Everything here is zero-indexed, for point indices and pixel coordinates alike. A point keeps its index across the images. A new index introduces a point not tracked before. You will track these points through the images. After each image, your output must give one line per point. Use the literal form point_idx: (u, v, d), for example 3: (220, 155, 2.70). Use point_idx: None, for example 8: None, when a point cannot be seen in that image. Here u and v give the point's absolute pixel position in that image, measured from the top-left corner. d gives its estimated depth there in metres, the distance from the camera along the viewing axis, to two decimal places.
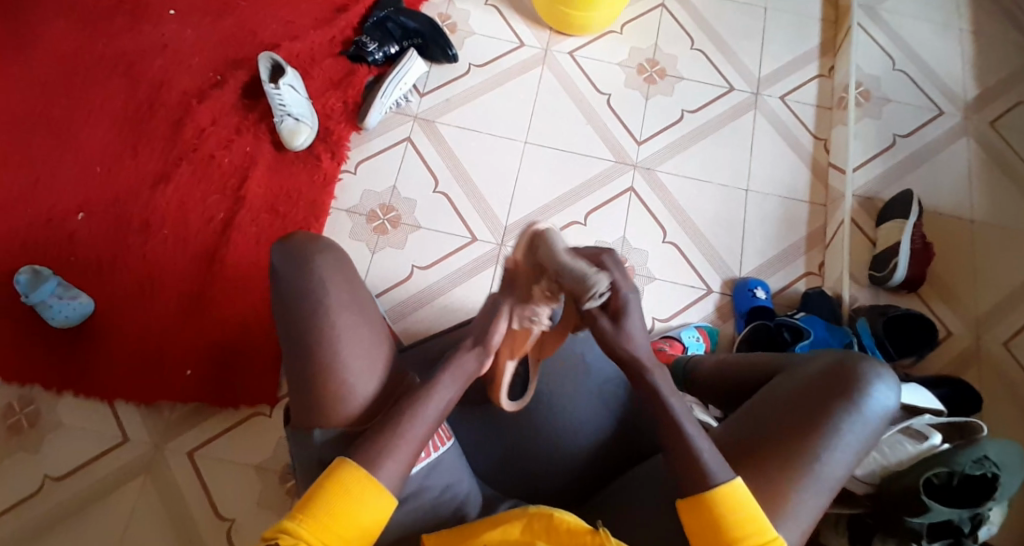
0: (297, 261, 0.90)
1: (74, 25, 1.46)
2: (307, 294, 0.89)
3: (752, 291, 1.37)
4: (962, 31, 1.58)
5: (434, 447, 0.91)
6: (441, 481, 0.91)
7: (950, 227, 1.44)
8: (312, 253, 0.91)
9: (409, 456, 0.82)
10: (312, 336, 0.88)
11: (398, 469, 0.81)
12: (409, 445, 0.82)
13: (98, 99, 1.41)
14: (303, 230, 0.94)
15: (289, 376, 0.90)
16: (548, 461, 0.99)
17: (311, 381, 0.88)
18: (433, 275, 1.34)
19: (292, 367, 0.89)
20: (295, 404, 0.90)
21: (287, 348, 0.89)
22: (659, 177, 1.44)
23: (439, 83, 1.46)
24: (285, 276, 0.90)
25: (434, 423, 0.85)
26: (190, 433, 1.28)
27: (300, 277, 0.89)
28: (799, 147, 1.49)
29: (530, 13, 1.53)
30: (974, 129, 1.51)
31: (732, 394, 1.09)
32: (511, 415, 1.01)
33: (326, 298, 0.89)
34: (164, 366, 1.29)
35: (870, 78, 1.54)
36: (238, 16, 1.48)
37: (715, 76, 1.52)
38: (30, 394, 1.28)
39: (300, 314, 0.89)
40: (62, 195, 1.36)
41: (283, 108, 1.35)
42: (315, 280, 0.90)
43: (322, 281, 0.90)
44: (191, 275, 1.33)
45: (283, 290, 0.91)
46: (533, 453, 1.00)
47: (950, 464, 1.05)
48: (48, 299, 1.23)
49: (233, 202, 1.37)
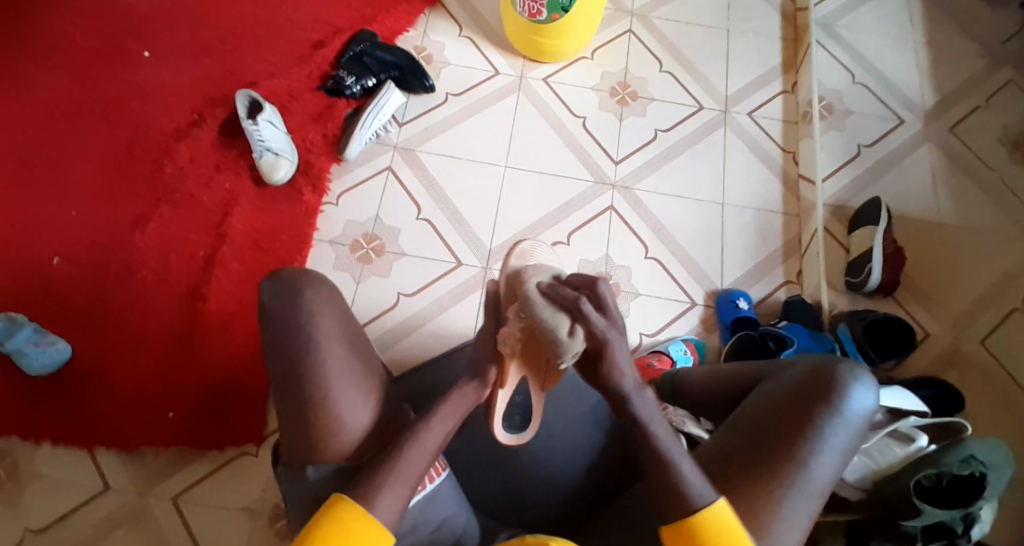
0: (288, 296, 0.90)
1: (46, 69, 1.45)
2: (298, 328, 0.89)
3: (734, 303, 1.39)
4: (916, 44, 1.66)
5: (432, 476, 0.89)
6: (441, 513, 0.89)
7: (920, 231, 1.49)
8: (301, 286, 0.91)
9: (410, 485, 0.81)
10: (308, 363, 0.88)
11: (399, 502, 0.80)
12: (408, 474, 0.81)
13: (73, 142, 1.40)
14: (291, 265, 0.94)
15: (286, 405, 0.88)
16: (551, 479, 0.99)
17: (308, 409, 0.87)
18: (419, 301, 1.34)
19: (289, 395, 0.88)
20: (293, 434, 0.88)
21: (285, 377, 0.88)
22: (637, 196, 1.47)
23: (416, 112, 1.48)
24: (276, 313, 0.90)
25: (433, 455, 0.84)
26: (175, 478, 1.24)
27: (292, 310, 0.89)
28: (770, 160, 1.54)
29: (503, 42, 1.56)
30: (935, 136, 1.57)
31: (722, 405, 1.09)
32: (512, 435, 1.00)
33: (317, 330, 0.89)
34: (145, 409, 1.26)
35: (832, 92, 1.60)
36: (214, 55, 1.49)
37: (685, 96, 1.56)
38: (6, 446, 1.24)
39: (294, 345, 0.88)
40: (37, 239, 1.33)
41: (263, 143, 1.35)
42: (305, 314, 0.89)
43: (312, 313, 0.90)
44: (173, 316, 1.31)
45: (275, 326, 0.90)
46: (536, 471, 0.99)
47: (938, 465, 1.06)
48: (24, 346, 1.20)
49: (214, 240, 1.36)
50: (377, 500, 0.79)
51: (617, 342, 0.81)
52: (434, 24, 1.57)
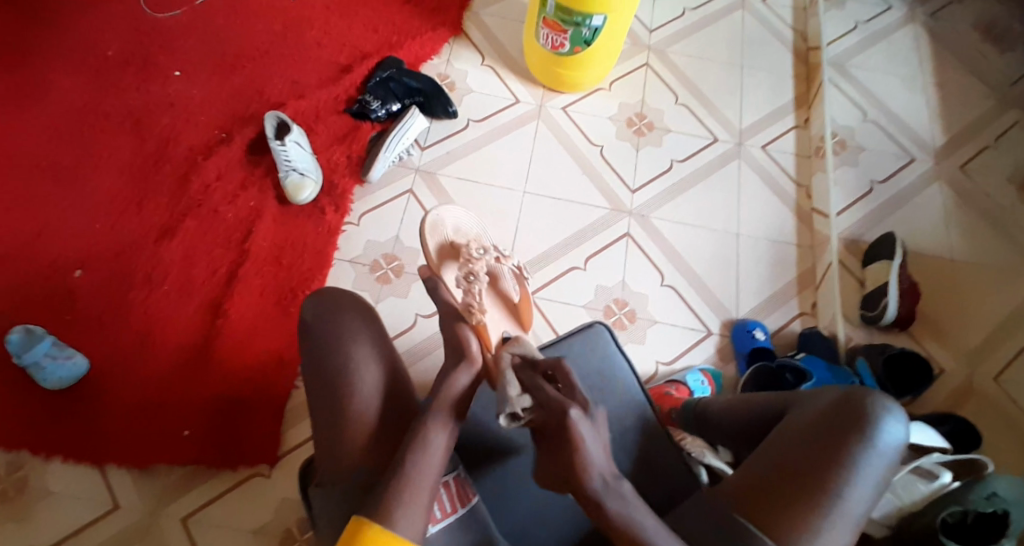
0: (328, 316, 0.97)
1: (78, 85, 1.48)
2: (337, 347, 0.95)
3: (751, 332, 1.39)
4: (926, 84, 1.70)
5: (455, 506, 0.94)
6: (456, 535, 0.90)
7: (934, 266, 1.50)
8: (343, 307, 0.98)
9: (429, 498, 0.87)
10: (342, 384, 0.93)
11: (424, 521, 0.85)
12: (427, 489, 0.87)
13: (101, 157, 1.42)
14: (335, 287, 1.01)
15: (325, 422, 0.93)
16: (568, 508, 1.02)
17: (347, 422, 0.92)
18: (437, 323, 1.35)
19: (326, 407, 0.94)
20: (329, 451, 0.93)
21: (325, 394, 0.94)
22: (654, 223, 1.49)
23: (439, 137, 1.51)
24: (317, 329, 0.96)
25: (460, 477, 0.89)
26: (185, 498, 1.23)
27: (332, 328, 0.95)
28: (783, 193, 1.56)
29: (525, 71, 1.60)
30: (945, 174, 1.59)
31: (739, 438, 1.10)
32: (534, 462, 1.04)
33: (354, 352, 0.95)
34: (161, 424, 1.25)
35: (845, 128, 1.63)
36: (243, 76, 1.52)
37: (701, 129, 1.60)
38: (18, 459, 1.23)
39: (333, 364, 0.94)
40: (61, 251, 1.34)
41: (289, 163, 1.37)
42: (347, 334, 0.95)
43: (350, 335, 0.96)
44: (194, 330, 1.32)
45: (315, 344, 0.96)
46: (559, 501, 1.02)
47: (963, 503, 1.07)
48: (41, 359, 1.20)
49: (237, 255, 1.37)
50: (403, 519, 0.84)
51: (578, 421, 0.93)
52: (457, 52, 1.61)
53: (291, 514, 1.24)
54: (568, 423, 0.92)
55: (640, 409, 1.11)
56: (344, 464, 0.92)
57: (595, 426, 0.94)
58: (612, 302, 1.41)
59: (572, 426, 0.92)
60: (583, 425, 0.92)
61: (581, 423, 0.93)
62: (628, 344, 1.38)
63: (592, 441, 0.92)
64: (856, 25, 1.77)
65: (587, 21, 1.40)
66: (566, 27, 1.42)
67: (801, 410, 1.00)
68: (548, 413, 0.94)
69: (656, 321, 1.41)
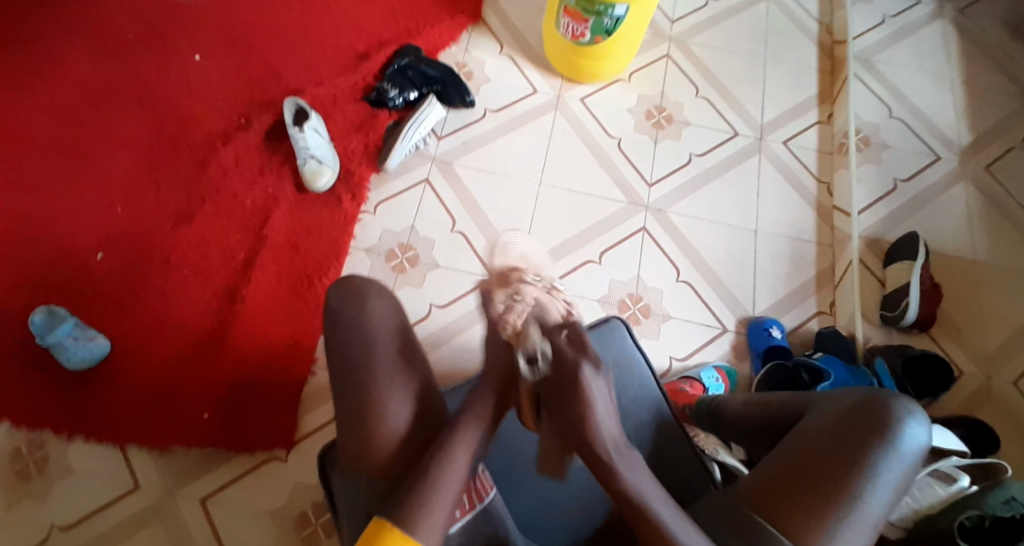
0: (350, 306, 0.97)
1: (100, 69, 1.49)
2: (359, 338, 0.95)
3: (767, 330, 1.38)
4: (954, 81, 1.66)
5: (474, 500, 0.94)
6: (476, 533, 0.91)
7: (956, 267, 1.48)
8: (366, 297, 0.98)
9: (448, 495, 0.87)
10: (362, 375, 0.94)
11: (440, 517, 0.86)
12: (445, 486, 0.88)
13: (122, 141, 1.43)
14: (357, 276, 1.01)
15: (342, 412, 0.94)
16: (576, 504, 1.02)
17: (364, 414, 0.93)
18: (451, 314, 1.36)
19: (343, 397, 0.94)
20: (345, 441, 0.94)
21: (342, 384, 0.94)
22: (671, 218, 1.47)
23: (456, 126, 1.50)
24: (336, 319, 0.96)
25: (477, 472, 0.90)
26: (204, 479, 1.25)
27: (354, 320, 0.96)
28: (804, 190, 1.54)
29: (544, 62, 1.59)
30: (971, 174, 1.56)
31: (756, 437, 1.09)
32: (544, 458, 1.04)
33: (376, 344, 0.95)
34: (180, 408, 1.27)
35: (869, 125, 1.60)
36: (262, 62, 1.52)
37: (721, 122, 1.58)
38: (39, 438, 1.25)
39: (355, 355, 0.95)
40: (83, 234, 1.36)
41: (307, 150, 1.38)
42: (369, 326, 0.96)
43: (372, 327, 0.96)
44: (212, 315, 1.33)
45: (334, 333, 0.96)
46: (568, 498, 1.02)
47: (981, 506, 1.05)
48: (63, 340, 1.22)
49: (254, 242, 1.38)
50: (418, 517, 0.85)
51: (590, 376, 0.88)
52: (476, 41, 1.60)
53: (309, 497, 1.25)
54: (580, 377, 0.87)
55: (655, 406, 1.11)
56: (362, 455, 0.93)
57: (603, 379, 0.89)
58: (627, 296, 1.40)
59: (583, 386, 0.87)
60: (594, 376, 0.88)
61: (592, 381, 0.88)
62: (642, 339, 1.38)
63: (603, 397, 0.88)
64: (883, 19, 1.73)
65: (609, 10, 1.38)
66: (587, 16, 1.41)
67: (821, 411, 0.99)
68: (560, 359, 0.89)
69: (671, 316, 1.40)
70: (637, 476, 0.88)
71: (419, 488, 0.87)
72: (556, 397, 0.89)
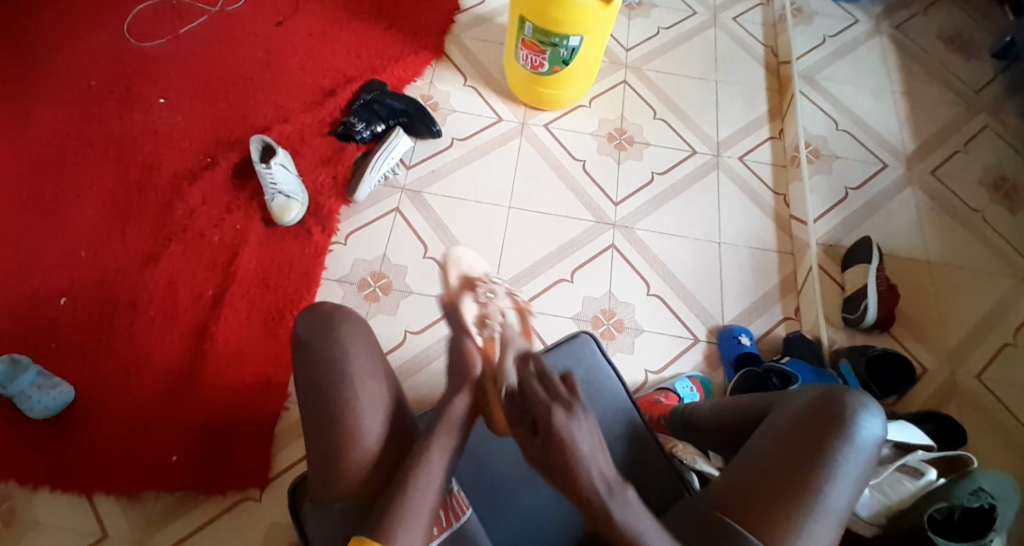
0: (324, 329, 0.97)
1: (61, 115, 1.49)
2: (331, 360, 0.96)
3: (737, 338, 1.42)
4: (894, 94, 1.75)
5: (450, 519, 0.94)
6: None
7: (912, 266, 1.54)
8: (337, 319, 0.98)
9: (426, 517, 0.88)
10: (337, 395, 0.94)
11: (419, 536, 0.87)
12: (426, 507, 0.89)
13: (85, 185, 1.43)
14: (329, 300, 1.01)
15: (317, 435, 0.94)
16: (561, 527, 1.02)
17: (340, 439, 0.93)
18: (426, 339, 1.36)
19: (319, 419, 0.94)
20: (322, 466, 0.94)
21: (317, 407, 0.94)
22: (637, 234, 1.51)
23: (423, 156, 1.53)
24: (310, 341, 0.97)
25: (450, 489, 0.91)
26: (174, 525, 1.22)
27: (323, 340, 0.96)
28: (761, 202, 1.60)
29: (506, 91, 1.64)
30: (917, 179, 1.64)
31: (721, 441, 1.11)
32: (530, 477, 1.04)
33: (349, 363, 0.96)
34: (147, 452, 1.24)
35: (818, 138, 1.68)
36: (228, 102, 1.54)
37: (679, 141, 1.63)
38: (3, 491, 1.21)
39: (325, 377, 0.95)
40: (46, 280, 1.34)
41: (274, 187, 1.39)
42: (341, 346, 0.96)
43: (347, 347, 0.96)
44: (181, 355, 1.31)
45: (309, 353, 0.97)
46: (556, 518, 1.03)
47: (950, 498, 1.08)
48: (27, 389, 1.20)
49: (223, 279, 1.37)
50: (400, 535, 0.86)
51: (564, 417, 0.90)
52: (440, 75, 1.64)
53: (285, 536, 1.22)
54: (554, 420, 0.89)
55: (629, 418, 1.12)
56: (338, 479, 0.93)
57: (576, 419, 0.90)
58: (600, 312, 1.43)
59: (561, 431, 0.89)
60: (565, 416, 0.90)
61: (568, 422, 0.89)
62: (617, 353, 1.40)
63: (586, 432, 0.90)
64: (824, 39, 1.83)
65: (564, 41, 1.44)
66: (544, 47, 1.46)
67: (781, 411, 1.01)
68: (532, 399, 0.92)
69: (644, 330, 1.43)
70: (632, 511, 0.87)
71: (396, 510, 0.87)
72: (544, 460, 0.90)
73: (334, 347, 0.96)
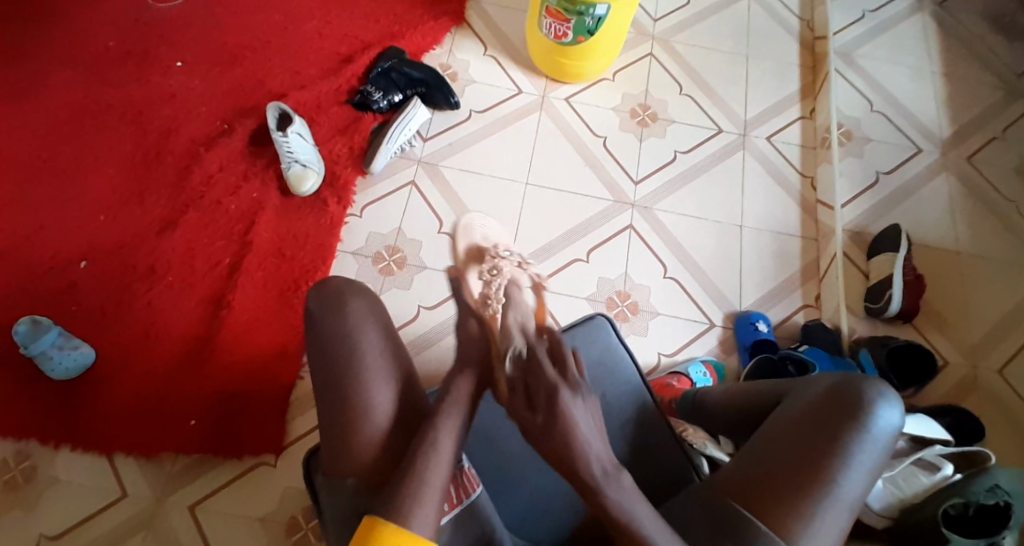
0: (334, 308, 0.97)
1: (80, 76, 1.48)
2: (341, 339, 0.95)
3: (754, 324, 1.40)
4: (933, 74, 1.68)
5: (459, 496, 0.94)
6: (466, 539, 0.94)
7: (939, 257, 1.49)
8: (347, 298, 0.98)
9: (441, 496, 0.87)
10: (346, 374, 0.94)
11: (432, 511, 0.85)
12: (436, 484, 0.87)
13: (103, 149, 1.43)
14: (337, 279, 1.01)
15: (327, 415, 0.95)
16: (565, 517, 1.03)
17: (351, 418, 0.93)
18: (439, 315, 1.36)
19: (330, 399, 0.94)
20: (330, 445, 0.94)
21: (328, 387, 0.94)
22: (657, 216, 1.48)
23: (441, 128, 1.50)
24: (321, 321, 0.97)
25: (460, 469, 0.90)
26: (192, 486, 1.24)
27: (335, 321, 0.96)
28: (787, 185, 1.55)
29: (528, 62, 1.60)
30: (952, 165, 1.58)
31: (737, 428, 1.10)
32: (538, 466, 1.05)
33: (358, 342, 0.96)
34: (166, 416, 1.26)
35: (850, 119, 1.62)
36: (245, 67, 1.52)
37: (704, 119, 1.59)
38: (26, 449, 1.24)
39: (336, 356, 0.95)
40: (64, 244, 1.35)
41: (291, 154, 1.38)
42: (349, 324, 0.96)
43: (355, 328, 0.96)
44: (196, 322, 1.33)
45: (319, 335, 0.97)
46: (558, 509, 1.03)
47: (966, 494, 1.06)
48: (49, 349, 1.22)
49: (238, 248, 1.37)
50: (414, 510, 0.84)
51: (571, 398, 0.86)
52: (460, 43, 1.60)
53: (298, 502, 1.25)
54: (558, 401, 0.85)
55: (642, 405, 1.11)
56: (352, 460, 0.93)
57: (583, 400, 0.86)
58: (615, 294, 1.41)
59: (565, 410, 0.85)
60: (572, 398, 0.86)
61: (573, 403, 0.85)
62: (630, 337, 1.39)
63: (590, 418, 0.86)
64: (863, 14, 1.75)
65: (590, 10, 1.39)
66: (569, 17, 1.42)
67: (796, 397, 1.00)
68: (534, 371, 0.88)
69: (659, 313, 1.41)
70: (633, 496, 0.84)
71: (409, 489, 0.86)
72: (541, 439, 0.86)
73: (343, 327, 0.96)
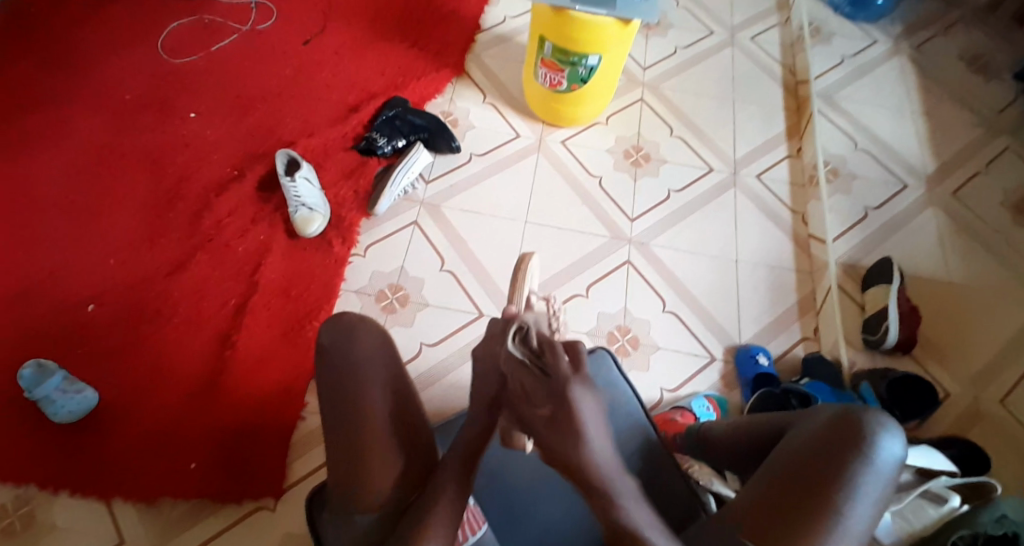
0: (349, 338, 0.99)
1: (94, 127, 1.54)
2: (351, 369, 0.97)
3: (754, 357, 1.41)
4: (914, 115, 1.75)
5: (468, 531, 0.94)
6: None
7: (933, 287, 1.52)
8: (358, 331, 1.00)
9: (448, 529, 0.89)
10: (356, 400, 0.95)
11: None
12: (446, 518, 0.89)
13: (115, 196, 1.47)
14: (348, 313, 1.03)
15: (337, 444, 0.95)
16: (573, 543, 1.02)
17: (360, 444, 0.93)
18: (441, 352, 1.37)
19: (339, 424, 0.95)
20: (337, 472, 0.94)
21: (338, 412, 0.95)
22: (654, 251, 1.52)
23: (443, 171, 1.56)
24: (334, 353, 0.98)
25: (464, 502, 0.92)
26: (191, 532, 1.23)
27: (350, 352, 0.98)
28: (780, 220, 1.59)
29: (525, 109, 1.66)
30: (939, 200, 1.63)
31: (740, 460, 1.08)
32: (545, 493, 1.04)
33: (368, 371, 0.97)
34: (168, 458, 1.25)
35: (837, 158, 1.68)
36: (254, 118, 1.58)
37: (696, 160, 1.64)
38: (25, 493, 1.23)
39: (347, 386, 0.96)
40: (74, 287, 1.37)
41: (298, 199, 1.42)
42: (360, 357, 0.98)
43: (366, 360, 0.98)
44: (200, 363, 1.33)
45: (330, 367, 0.98)
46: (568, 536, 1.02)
47: (973, 525, 1.01)
48: (52, 393, 1.22)
49: (244, 289, 1.40)
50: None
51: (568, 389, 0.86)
52: (460, 92, 1.67)
53: None
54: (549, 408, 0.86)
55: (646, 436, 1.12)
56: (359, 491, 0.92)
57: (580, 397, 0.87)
58: (616, 328, 1.43)
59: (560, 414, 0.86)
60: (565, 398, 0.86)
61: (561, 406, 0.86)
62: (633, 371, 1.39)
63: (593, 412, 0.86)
64: (843, 59, 1.84)
65: (583, 60, 1.46)
66: (563, 66, 1.48)
67: (800, 429, 0.99)
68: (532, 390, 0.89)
69: (661, 347, 1.42)
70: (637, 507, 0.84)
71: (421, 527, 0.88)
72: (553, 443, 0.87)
73: (356, 362, 0.97)
